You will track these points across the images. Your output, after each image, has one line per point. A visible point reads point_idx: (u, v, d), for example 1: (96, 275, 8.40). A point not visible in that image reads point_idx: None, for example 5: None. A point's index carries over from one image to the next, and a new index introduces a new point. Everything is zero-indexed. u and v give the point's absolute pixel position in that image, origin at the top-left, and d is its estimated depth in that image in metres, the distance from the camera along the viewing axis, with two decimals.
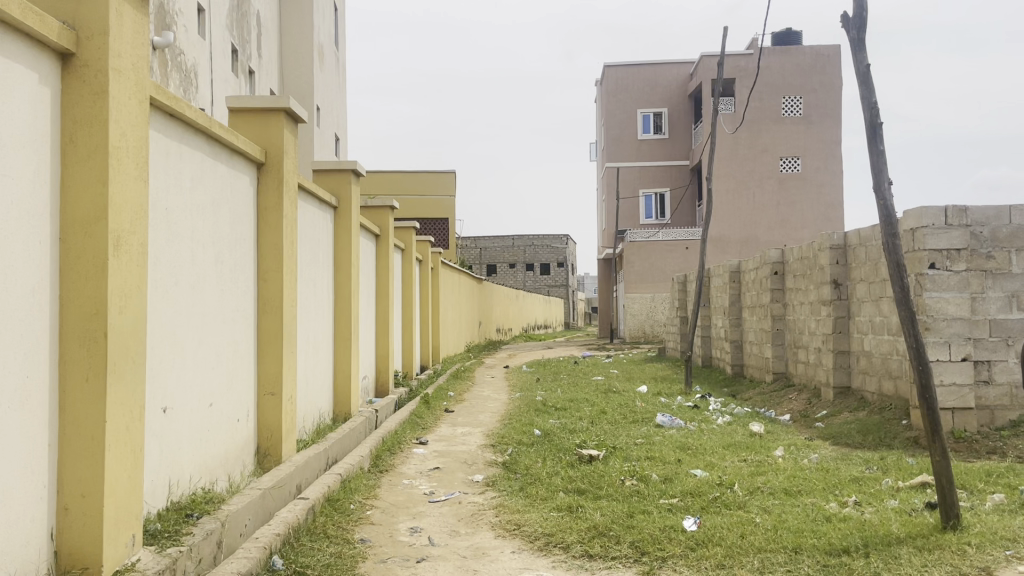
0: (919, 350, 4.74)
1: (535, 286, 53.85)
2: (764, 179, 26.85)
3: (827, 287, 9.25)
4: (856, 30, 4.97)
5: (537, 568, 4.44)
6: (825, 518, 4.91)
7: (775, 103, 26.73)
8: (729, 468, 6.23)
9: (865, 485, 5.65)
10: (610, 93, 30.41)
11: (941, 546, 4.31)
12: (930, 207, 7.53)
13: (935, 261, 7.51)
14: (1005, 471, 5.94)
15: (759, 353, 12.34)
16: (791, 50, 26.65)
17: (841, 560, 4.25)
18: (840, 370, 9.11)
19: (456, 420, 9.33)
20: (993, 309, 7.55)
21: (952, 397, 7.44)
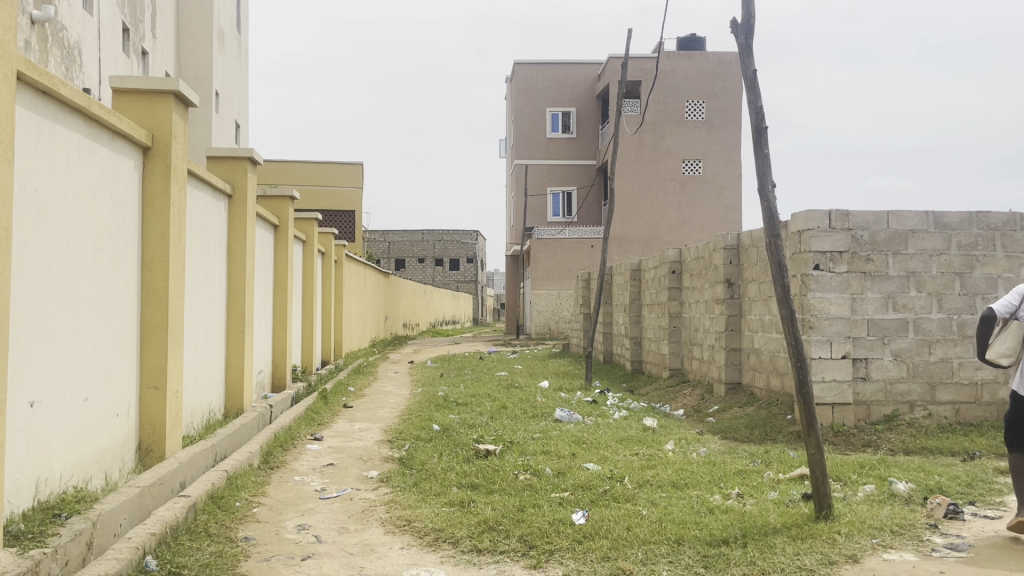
0: (797, 346, 4.94)
1: (444, 282, 53.71)
2: (668, 180, 27.50)
3: (721, 285, 9.57)
4: (744, 36, 5.14)
5: (425, 564, 4.42)
6: (707, 510, 5.06)
7: (678, 107, 27.39)
8: (621, 461, 6.35)
9: (748, 478, 5.85)
10: (521, 90, 30.59)
11: (814, 535, 4.51)
12: (815, 210, 7.89)
13: (820, 263, 7.86)
14: (877, 463, 6.26)
15: (656, 349, 12.63)
16: (695, 55, 27.33)
17: (720, 550, 4.39)
18: (731, 366, 9.41)
19: (354, 415, 9.22)
20: (870, 309, 7.93)
21: (832, 392, 7.79)
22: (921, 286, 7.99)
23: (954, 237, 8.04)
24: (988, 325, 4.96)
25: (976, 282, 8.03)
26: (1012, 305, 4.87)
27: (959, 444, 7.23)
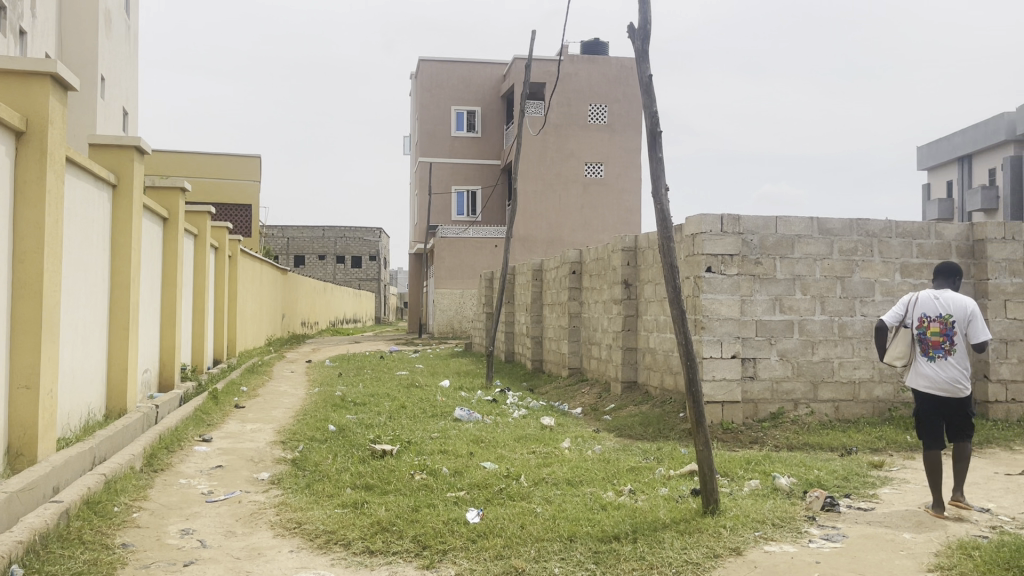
0: (687, 346, 5.07)
1: (346, 279, 52.91)
2: (571, 182, 27.88)
3: (618, 286, 9.77)
4: (640, 41, 5.24)
5: (314, 567, 4.32)
6: (600, 507, 5.14)
7: (582, 110, 27.81)
8: (517, 460, 6.38)
9: (640, 474, 5.98)
10: (426, 87, 30.41)
11: (700, 530, 4.64)
12: (708, 214, 8.14)
13: (712, 265, 8.11)
14: (762, 459, 6.50)
15: (556, 349, 12.79)
16: (598, 59, 27.80)
17: (611, 546, 4.46)
18: (628, 365, 9.61)
19: (246, 416, 8.95)
20: (759, 310, 8.23)
21: (722, 391, 8.06)
22: (806, 289, 8.35)
23: (836, 242, 8.44)
24: (884, 333, 5.58)
25: (855, 286, 8.45)
26: (899, 314, 5.53)
27: (838, 440, 7.59)
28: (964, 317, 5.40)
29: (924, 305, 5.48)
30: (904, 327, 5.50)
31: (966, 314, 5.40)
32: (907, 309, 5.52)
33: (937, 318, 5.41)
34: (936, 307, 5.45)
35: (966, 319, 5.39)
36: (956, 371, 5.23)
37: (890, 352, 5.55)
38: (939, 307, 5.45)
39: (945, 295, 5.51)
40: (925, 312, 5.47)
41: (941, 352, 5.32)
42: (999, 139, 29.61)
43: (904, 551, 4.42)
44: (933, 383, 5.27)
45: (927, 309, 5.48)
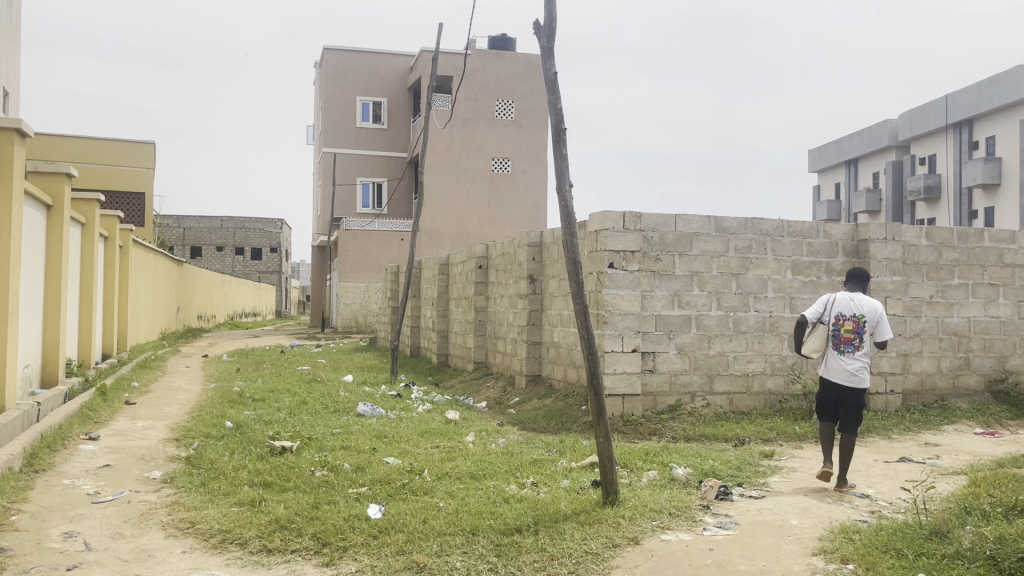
0: (589, 340, 5.15)
1: (245, 272, 51.43)
2: (477, 176, 27.89)
3: (524, 281, 9.86)
4: (546, 38, 5.28)
5: (209, 567, 4.19)
6: (502, 500, 5.17)
7: (489, 105, 27.87)
8: (421, 454, 6.35)
9: (543, 467, 6.05)
10: (330, 76, 29.81)
11: (600, 520, 4.73)
12: (611, 211, 8.29)
13: (614, 261, 8.27)
14: (660, 450, 6.68)
15: (462, 343, 12.79)
16: (505, 55, 27.91)
17: (513, 538, 4.50)
18: (532, 359, 9.69)
19: (137, 412, 8.58)
20: (659, 305, 8.45)
21: (623, 383, 8.23)
22: (703, 285, 8.62)
23: (732, 240, 8.74)
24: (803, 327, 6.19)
25: (749, 282, 8.78)
26: (818, 312, 6.14)
27: (732, 431, 7.88)
28: (873, 317, 6.04)
29: (842, 304, 6.10)
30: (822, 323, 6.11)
31: (875, 314, 6.04)
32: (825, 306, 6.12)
33: (851, 317, 6.04)
34: (852, 307, 6.06)
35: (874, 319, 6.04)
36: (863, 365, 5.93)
37: (807, 344, 6.17)
38: (852, 307, 6.07)
39: (859, 295, 6.12)
40: (841, 311, 6.09)
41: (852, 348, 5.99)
42: (883, 145, 31.27)
43: (791, 536, 4.63)
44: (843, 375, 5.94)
45: (843, 308, 6.09)
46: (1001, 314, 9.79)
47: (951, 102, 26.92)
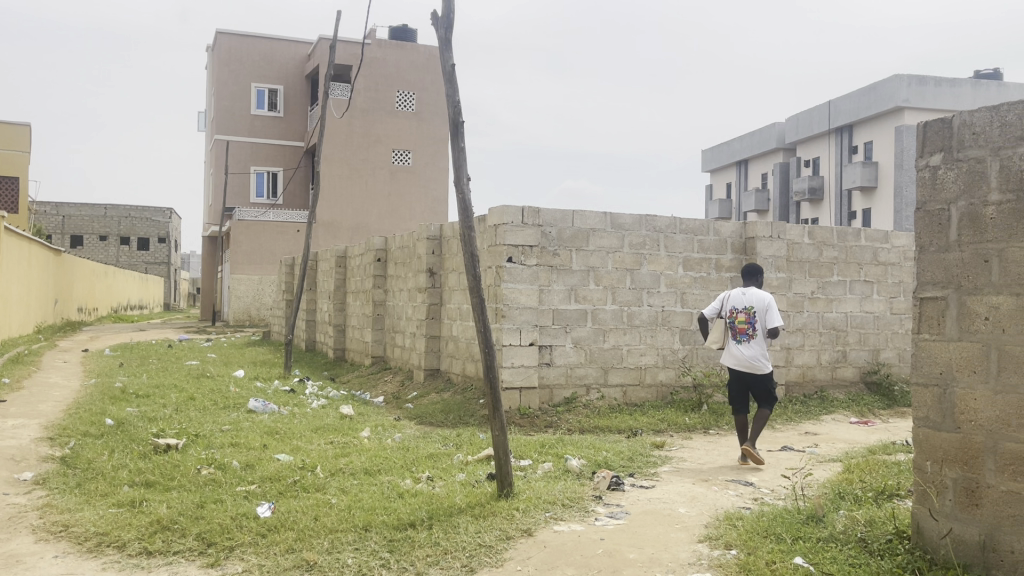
0: (486, 334, 5.15)
1: (131, 262, 49.16)
2: (377, 168, 27.52)
3: (423, 274, 9.80)
4: (444, 30, 5.25)
5: (82, 572, 3.97)
6: (396, 495, 5.12)
7: (389, 96, 27.55)
8: (314, 450, 6.22)
9: (439, 461, 6.02)
10: (223, 61, 28.77)
11: (494, 513, 4.74)
12: (510, 206, 8.33)
13: (513, 255, 8.32)
14: (556, 442, 6.76)
15: (359, 337, 12.61)
16: (406, 46, 27.64)
17: (406, 533, 4.46)
18: (431, 353, 9.64)
19: (6, 411, 8.05)
20: (556, 300, 8.55)
21: (520, 377, 8.30)
22: (599, 280, 8.77)
23: (627, 236, 8.92)
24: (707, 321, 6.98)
25: (643, 278, 8.99)
26: (715, 308, 6.97)
27: (625, 423, 8.05)
28: (763, 307, 6.76)
29: (736, 299, 6.89)
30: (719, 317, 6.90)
31: (765, 305, 6.75)
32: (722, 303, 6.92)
33: (742, 309, 6.81)
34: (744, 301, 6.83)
35: (764, 308, 6.75)
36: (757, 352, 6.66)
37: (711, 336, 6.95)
38: (743, 301, 6.84)
39: (750, 289, 6.89)
40: (734, 305, 6.87)
41: (746, 336, 6.75)
42: (771, 147, 32.61)
43: (679, 524, 4.77)
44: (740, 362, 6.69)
45: (737, 302, 6.86)
46: (875, 309, 10.37)
47: (833, 108, 28.33)
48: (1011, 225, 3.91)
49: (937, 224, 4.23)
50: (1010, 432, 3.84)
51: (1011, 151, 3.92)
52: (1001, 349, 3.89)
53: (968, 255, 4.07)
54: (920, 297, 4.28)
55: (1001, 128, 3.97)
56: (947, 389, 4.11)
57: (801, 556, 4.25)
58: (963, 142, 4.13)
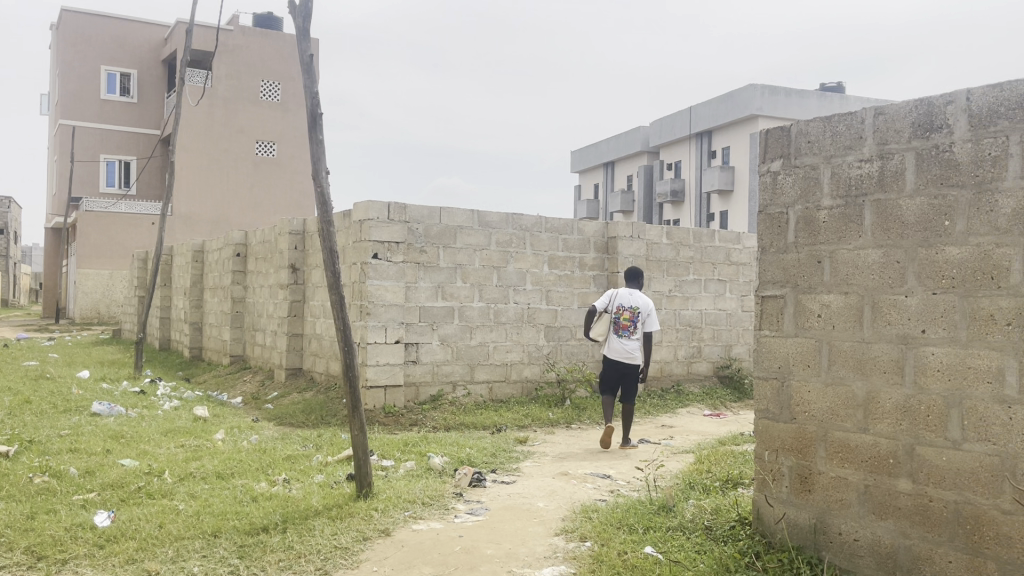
0: (345, 332, 5.05)
1: None
2: (240, 160, 26.53)
3: (285, 271, 9.52)
4: (302, 19, 5.11)
5: None
6: (249, 499, 4.93)
7: (252, 86, 26.67)
8: (162, 455, 5.91)
9: (296, 462, 5.85)
10: (70, 41, 26.93)
11: (352, 514, 4.65)
12: (375, 201, 8.22)
13: (378, 252, 8.20)
14: (419, 440, 6.71)
15: (217, 335, 12.11)
16: (270, 35, 26.84)
17: (258, 538, 4.31)
18: (293, 352, 9.38)
19: None
20: (422, 297, 8.50)
21: (385, 375, 8.20)
22: (466, 277, 8.79)
23: (494, 234, 8.98)
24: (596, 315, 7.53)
25: (510, 275, 9.07)
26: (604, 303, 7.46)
27: (489, 419, 8.11)
28: (647, 310, 7.41)
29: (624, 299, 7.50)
30: (606, 312, 7.42)
31: (649, 309, 7.42)
32: (610, 299, 7.44)
33: (629, 308, 7.38)
34: (630, 300, 7.42)
35: (646, 313, 7.42)
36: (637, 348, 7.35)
37: (595, 329, 7.51)
38: (629, 300, 7.41)
39: (637, 292, 7.49)
40: (622, 303, 7.44)
41: (628, 333, 7.38)
42: (637, 150, 33.72)
43: (537, 519, 4.84)
44: (620, 355, 7.34)
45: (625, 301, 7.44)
46: (728, 307, 10.89)
47: (694, 114, 29.58)
48: (840, 229, 4.18)
49: (777, 227, 4.48)
50: (838, 422, 4.12)
51: (841, 159, 4.20)
52: (831, 344, 4.17)
53: (803, 256, 4.33)
54: (761, 295, 4.53)
55: (833, 137, 4.25)
56: (785, 382, 4.37)
57: (651, 545, 4.41)
58: (800, 150, 4.39)
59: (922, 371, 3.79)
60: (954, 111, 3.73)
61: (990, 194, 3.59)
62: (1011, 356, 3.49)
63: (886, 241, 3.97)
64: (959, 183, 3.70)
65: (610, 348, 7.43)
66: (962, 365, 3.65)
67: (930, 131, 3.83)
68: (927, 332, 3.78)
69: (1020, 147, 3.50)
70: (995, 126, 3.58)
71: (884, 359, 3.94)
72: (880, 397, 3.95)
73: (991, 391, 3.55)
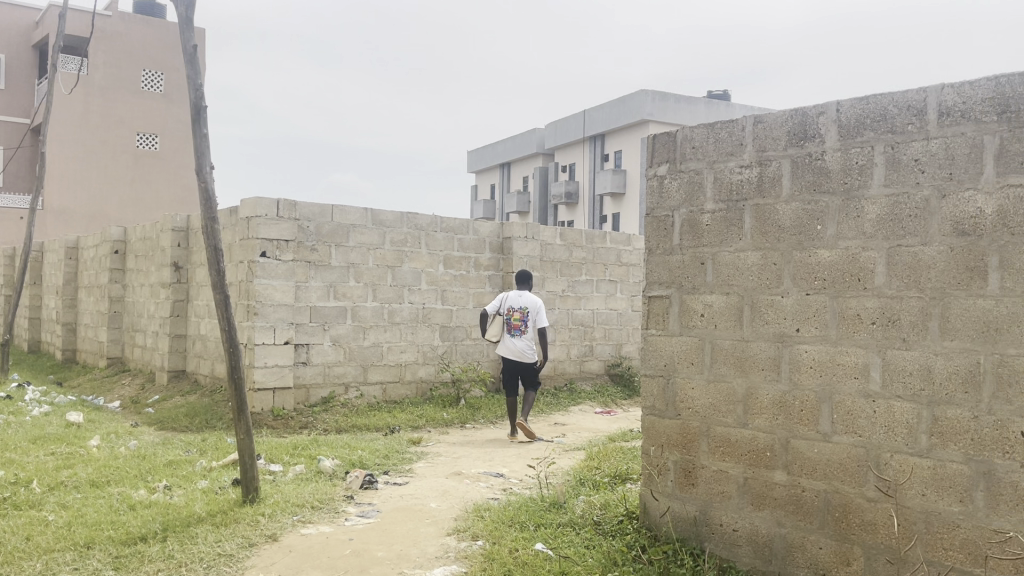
0: (230, 332, 4.89)
1: None
2: (119, 152, 25.30)
3: (167, 269, 9.13)
4: (185, 7, 4.92)
5: None
6: (127, 508, 4.71)
7: (133, 75, 25.61)
8: (29, 463, 5.56)
9: (178, 468, 5.62)
10: None
11: (237, 520, 4.51)
12: (264, 198, 8.00)
13: (266, 250, 7.98)
14: (309, 443, 6.57)
15: (93, 337, 11.50)
16: (154, 22, 25.88)
17: (136, 548, 4.12)
18: (175, 353, 9.01)
19: None
20: (313, 297, 8.32)
21: (273, 377, 7.99)
22: (359, 276, 8.66)
23: (388, 233, 8.88)
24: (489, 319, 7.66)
25: (404, 275, 9.00)
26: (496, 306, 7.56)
27: (382, 420, 8.02)
28: (535, 309, 7.55)
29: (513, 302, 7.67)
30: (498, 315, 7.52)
31: (538, 307, 7.57)
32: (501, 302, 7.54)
33: (518, 308, 7.51)
34: (519, 301, 7.53)
35: (536, 310, 7.57)
36: (529, 346, 7.44)
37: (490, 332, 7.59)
38: (519, 301, 7.53)
39: (525, 292, 7.63)
40: (512, 305, 7.56)
41: (519, 333, 7.46)
42: (532, 151, 34.09)
43: (429, 519, 4.82)
44: (512, 353, 7.42)
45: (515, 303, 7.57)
46: (618, 307, 11.15)
47: (587, 117, 30.14)
48: (722, 231, 4.35)
49: (663, 229, 4.62)
50: (720, 417, 4.28)
51: (723, 164, 4.37)
52: (714, 343, 4.33)
53: (687, 258, 4.48)
54: (649, 295, 4.66)
55: (715, 143, 4.41)
56: (671, 380, 4.52)
57: (542, 542, 4.47)
58: (685, 155, 4.55)
59: (796, 368, 3.99)
60: (826, 121, 3.95)
61: (857, 200, 3.81)
62: (876, 353, 3.72)
63: (764, 243, 4.15)
64: (830, 189, 3.92)
65: (503, 348, 7.52)
66: (832, 362, 3.86)
67: (804, 140, 4.03)
68: (801, 331, 3.99)
69: (883, 157, 3.73)
70: (862, 136, 3.81)
71: (762, 357, 4.13)
72: (759, 393, 4.13)
73: (858, 386, 3.77)
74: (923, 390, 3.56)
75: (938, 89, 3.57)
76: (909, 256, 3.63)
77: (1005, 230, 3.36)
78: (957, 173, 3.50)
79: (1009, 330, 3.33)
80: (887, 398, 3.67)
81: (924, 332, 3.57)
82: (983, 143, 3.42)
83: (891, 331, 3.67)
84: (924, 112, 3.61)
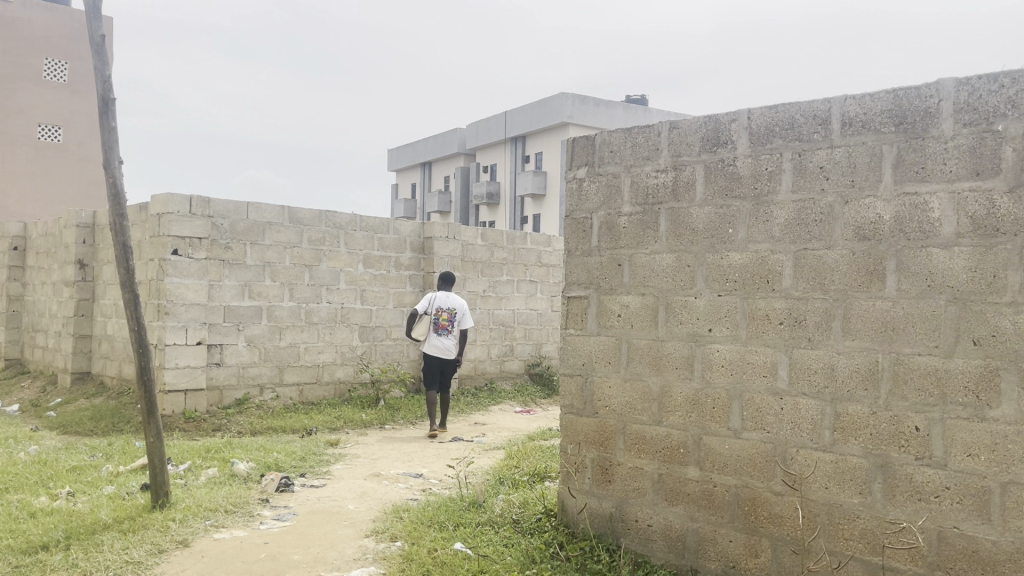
0: (139, 333, 4.73)
1: None
2: (18, 143, 24.09)
3: (71, 266, 8.76)
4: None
5: None
6: (26, 516, 4.50)
7: (34, 63, 24.41)
8: None
9: (83, 474, 5.41)
10: None
11: (146, 527, 4.37)
12: (175, 194, 7.75)
13: (178, 248, 7.74)
14: (222, 446, 6.41)
15: None
16: (58, 9, 24.69)
17: (36, 558, 3.95)
18: (80, 354, 8.65)
19: None
20: (227, 296, 8.11)
21: (185, 378, 7.75)
22: (275, 275, 8.49)
23: (305, 231, 8.74)
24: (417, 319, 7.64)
25: (322, 274, 8.87)
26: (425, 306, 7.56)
27: (299, 422, 7.88)
28: (462, 310, 7.69)
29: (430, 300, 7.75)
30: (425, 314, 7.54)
31: (463, 307, 7.72)
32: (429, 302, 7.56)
33: (447, 309, 7.60)
34: (447, 300, 7.57)
35: (461, 310, 7.72)
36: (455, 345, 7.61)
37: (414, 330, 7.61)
38: (448, 301, 7.59)
39: (452, 293, 7.70)
40: (440, 304, 7.61)
41: (446, 332, 7.59)
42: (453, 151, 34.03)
43: (347, 521, 4.77)
44: (438, 351, 7.55)
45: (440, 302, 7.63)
46: (539, 307, 11.24)
47: (509, 118, 30.28)
48: (639, 234, 4.44)
49: (581, 231, 4.70)
50: (636, 415, 4.38)
51: (640, 168, 4.47)
52: (630, 342, 4.43)
53: (605, 259, 4.57)
54: (568, 296, 4.73)
55: (632, 148, 4.51)
56: (589, 379, 4.60)
57: (461, 541, 4.48)
58: (603, 158, 4.63)
59: (709, 367, 4.11)
60: (737, 128, 4.08)
61: (766, 205, 3.96)
62: (783, 352, 3.87)
63: (678, 246, 4.27)
64: (741, 194, 4.05)
65: (427, 345, 7.60)
66: (742, 361, 4.00)
67: (717, 146, 4.16)
68: (713, 331, 4.11)
69: (791, 164, 3.89)
70: (771, 144, 3.96)
71: (677, 356, 4.24)
72: (673, 391, 4.24)
73: (766, 384, 3.92)
74: (827, 387, 3.73)
75: (842, 100, 3.74)
76: (814, 259, 3.79)
77: (902, 235, 3.54)
78: (858, 180, 3.67)
79: (905, 329, 3.52)
80: (793, 395, 3.83)
81: (827, 332, 3.74)
82: (882, 152, 3.60)
83: (798, 331, 3.83)
84: (829, 122, 3.78)
